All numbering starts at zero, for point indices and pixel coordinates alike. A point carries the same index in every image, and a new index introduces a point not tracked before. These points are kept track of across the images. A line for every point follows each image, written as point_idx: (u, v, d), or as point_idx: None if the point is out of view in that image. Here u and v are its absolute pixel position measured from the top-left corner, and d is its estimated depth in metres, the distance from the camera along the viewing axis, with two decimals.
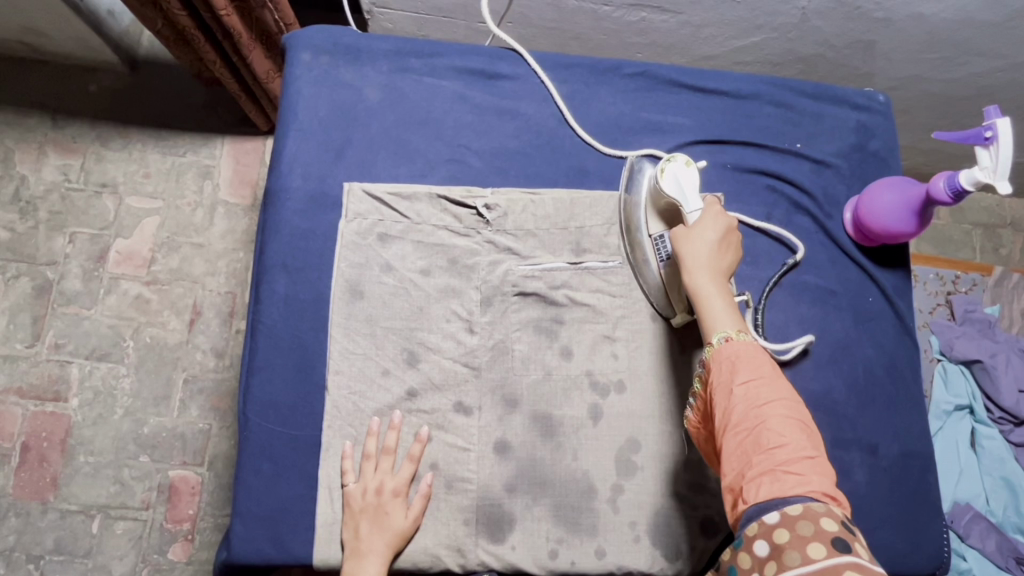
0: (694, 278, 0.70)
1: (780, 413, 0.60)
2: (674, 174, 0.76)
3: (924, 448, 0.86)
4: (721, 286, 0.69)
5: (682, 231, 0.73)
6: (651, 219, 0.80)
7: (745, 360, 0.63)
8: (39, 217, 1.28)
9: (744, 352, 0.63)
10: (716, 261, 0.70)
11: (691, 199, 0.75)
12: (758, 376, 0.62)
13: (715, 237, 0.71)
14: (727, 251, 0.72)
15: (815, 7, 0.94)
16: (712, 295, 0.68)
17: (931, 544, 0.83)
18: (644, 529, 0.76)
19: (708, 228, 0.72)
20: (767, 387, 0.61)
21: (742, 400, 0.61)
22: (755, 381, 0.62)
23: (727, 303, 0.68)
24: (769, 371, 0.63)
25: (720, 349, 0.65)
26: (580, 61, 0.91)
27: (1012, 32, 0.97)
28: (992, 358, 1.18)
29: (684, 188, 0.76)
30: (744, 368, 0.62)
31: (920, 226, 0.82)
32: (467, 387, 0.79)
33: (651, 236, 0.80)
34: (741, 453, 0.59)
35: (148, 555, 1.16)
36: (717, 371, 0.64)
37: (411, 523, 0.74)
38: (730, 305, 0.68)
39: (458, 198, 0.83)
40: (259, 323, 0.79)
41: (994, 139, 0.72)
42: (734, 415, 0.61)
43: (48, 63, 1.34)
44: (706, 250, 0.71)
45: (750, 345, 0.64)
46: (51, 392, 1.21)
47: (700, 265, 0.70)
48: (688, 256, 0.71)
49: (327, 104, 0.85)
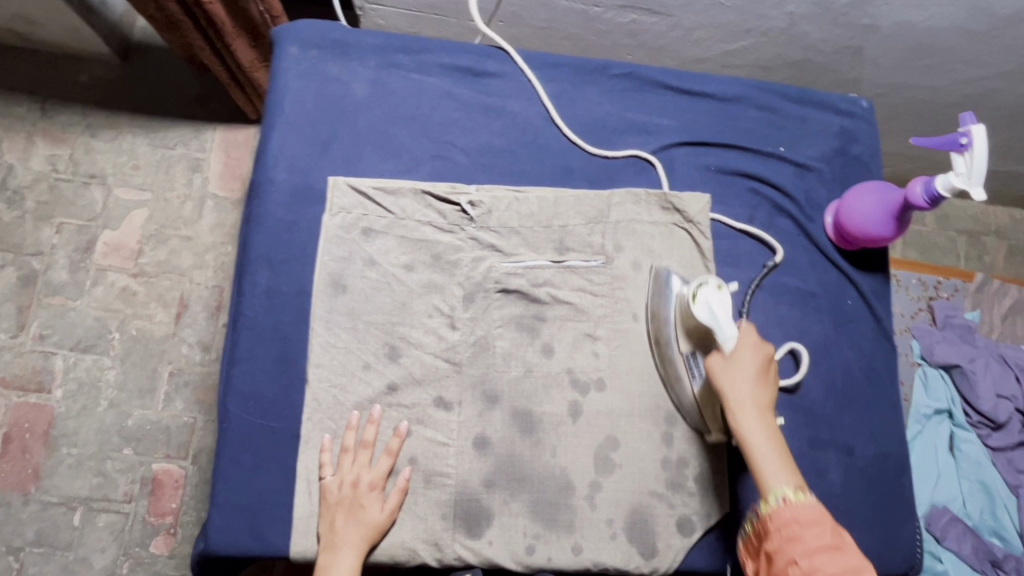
0: (741, 419, 0.70)
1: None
2: (707, 301, 0.74)
3: (900, 450, 0.87)
4: (770, 427, 0.70)
5: (720, 364, 0.72)
6: (680, 338, 0.77)
7: (805, 527, 0.63)
8: (26, 207, 1.28)
9: (804, 518, 0.63)
10: (760, 401, 0.71)
11: (725, 327, 0.73)
12: (821, 547, 0.61)
13: (755, 375, 0.71)
14: (767, 384, 0.72)
15: (803, 12, 0.95)
16: (762, 441, 0.69)
17: (903, 545, 0.84)
18: (621, 526, 0.77)
19: (746, 362, 0.72)
20: (832, 560, 0.61)
21: (805, 571, 0.61)
22: (818, 551, 0.61)
23: (778, 449, 0.69)
24: (831, 540, 0.62)
25: (778, 511, 0.65)
26: (567, 61, 0.92)
27: (996, 42, 0.98)
28: (971, 363, 1.19)
29: (718, 316, 0.73)
30: (807, 538, 0.62)
31: (898, 231, 0.83)
32: (448, 383, 0.79)
33: (682, 353, 0.77)
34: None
35: (130, 548, 1.16)
36: (777, 536, 0.64)
37: (388, 516, 0.74)
38: (780, 451, 0.69)
39: (443, 194, 0.83)
40: (241, 315, 0.79)
41: (969, 146, 0.73)
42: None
43: (39, 52, 1.34)
44: (749, 388, 0.71)
45: (810, 506, 0.64)
46: (35, 383, 1.21)
47: (746, 404, 0.70)
48: (733, 395, 0.71)
49: (315, 97, 0.85)
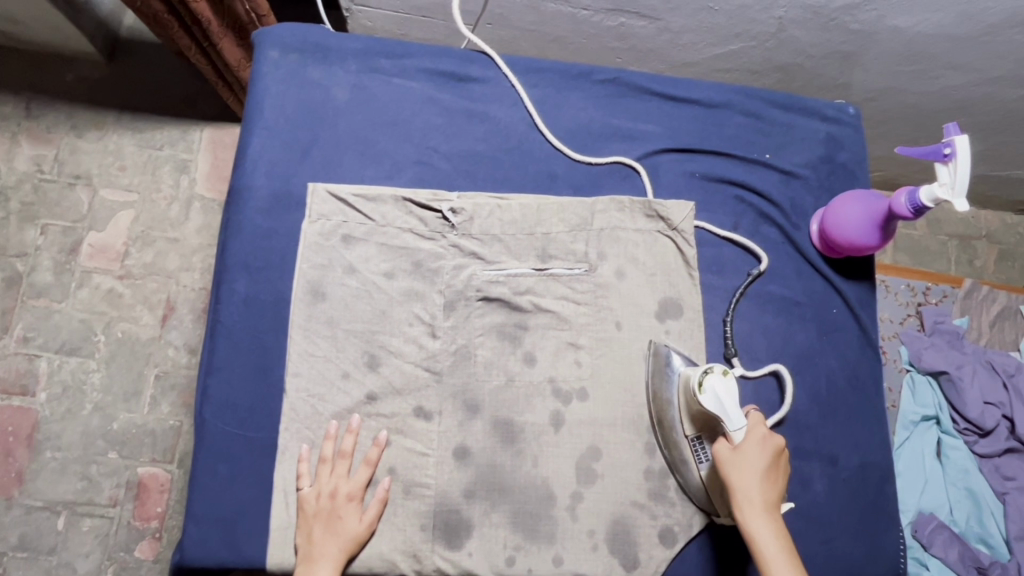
0: (749, 516, 0.70)
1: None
2: (713, 390, 0.73)
3: (884, 460, 0.86)
4: (777, 525, 0.70)
5: (728, 454, 0.73)
6: (686, 423, 0.78)
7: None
8: (11, 208, 1.26)
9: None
10: (767, 496, 0.71)
11: (733, 417, 0.73)
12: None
13: (763, 469, 0.72)
14: (775, 478, 0.72)
15: (792, 17, 0.94)
16: (769, 539, 0.69)
17: (887, 556, 0.83)
18: (602, 537, 0.76)
19: (754, 454, 0.72)
20: None
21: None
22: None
23: (785, 549, 0.68)
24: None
25: None
26: (552, 66, 0.91)
27: (985, 47, 0.97)
28: (959, 370, 1.19)
29: (725, 405, 0.73)
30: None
31: (883, 240, 0.83)
32: (428, 392, 0.78)
33: (688, 438, 0.78)
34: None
35: (114, 553, 1.15)
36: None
37: (367, 527, 0.73)
38: (788, 550, 0.68)
39: (424, 201, 0.82)
40: (218, 323, 0.78)
41: (953, 156, 0.73)
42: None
43: (23, 51, 1.32)
44: (756, 483, 0.71)
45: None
46: (18, 386, 1.20)
47: (753, 501, 0.71)
48: (740, 489, 0.71)
49: (295, 102, 0.84)
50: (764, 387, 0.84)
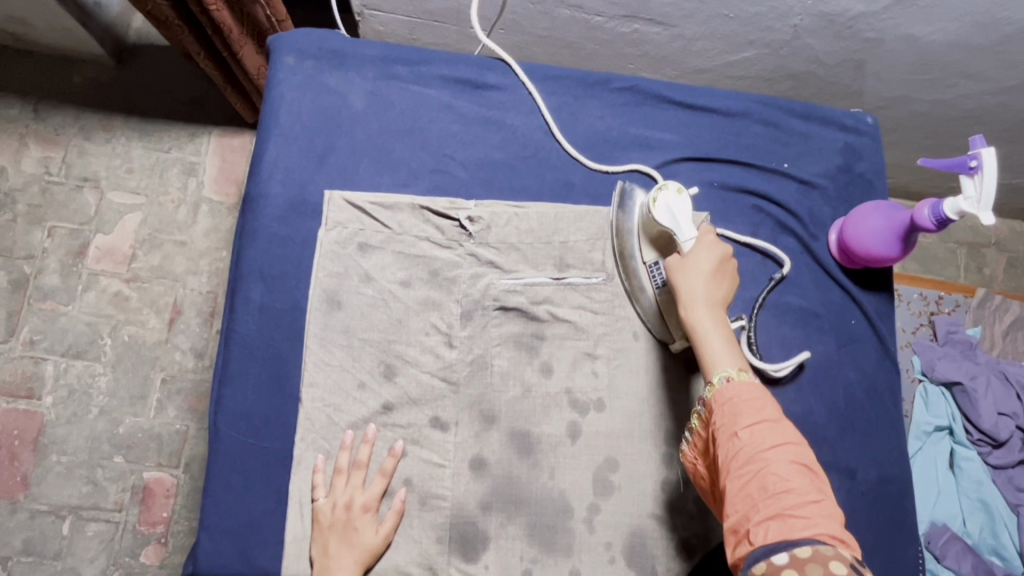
0: (690, 310, 0.70)
1: (783, 456, 0.59)
2: (667, 205, 0.77)
3: (903, 473, 0.85)
4: (721, 319, 0.70)
5: (677, 262, 0.74)
6: (645, 248, 0.80)
7: (745, 400, 0.63)
8: (18, 210, 1.26)
9: (746, 394, 0.63)
10: (712, 293, 0.71)
11: (684, 229, 0.76)
12: (761, 419, 0.62)
13: (709, 268, 0.72)
14: (722, 280, 0.72)
15: (807, 25, 0.94)
16: (710, 327, 0.69)
17: (905, 568, 0.82)
18: (620, 550, 0.75)
19: (703, 257, 0.73)
20: (771, 432, 0.61)
21: (745, 443, 0.61)
22: (759, 424, 0.61)
23: (726, 336, 0.69)
24: (770, 413, 0.62)
25: (721, 390, 0.65)
26: (569, 74, 0.90)
27: (1001, 57, 0.97)
28: (973, 380, 1.18)
29: (677, 217, 0.76)
30: (748, 413, 0.62)
31: (904, 251, 0.83)
32: (444, 402, 0.78)
33: (646, 263, 0.80)
34: (745, 496, 0.58)
35: (120, 558, 1.14)
36: (720, 413, 0.64)
37: (383, 539, 0.72)
38: (729, 338, 0.69)
39: (441, 209, 0.82)
40: (232, 332, 0.77)
41: (979, 169, 0.72)
42: (736, 459, 0.61)
43: (32, 53, 1.32)
44: (702, 281, 0.71)
45: (752, 385, 0.64)
46: (25, 389, 1.19)
47: (697, 298, 0.70)
48: (685, 289, 0.71)
49: (311, 109, 0.83)
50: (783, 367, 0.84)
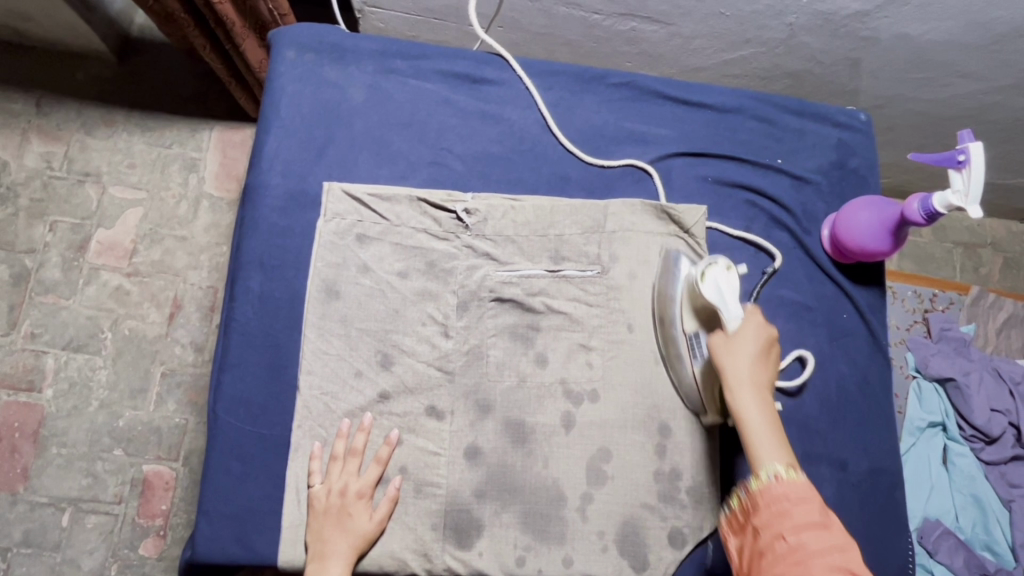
0: (737, 395, 0.68)
1: (831, 563, 0.57)
2: (715, 280, 0.74)
3: (894, 465, 0.86)
4: (766, 406, 0.68)
5: (722, 341, 0.71)
6: (685, 317, 0.76)
7: (793, 502, 0.61)
8: (20, 204, 1.27)
9: (794, 494, 0.62)
10: (758, 378, 0.69)
11: (731, 307, 0.72)
12: (810, 523, 0.60)
13: (756, 353, 0.70)
14: (767, 364, 0.70)
15: (803, 24, 0.95)
16: (756, 415, 0.67)
17: (895, 559, 0.83)
18: (612, 539, 0.76)
19: (749, 338, 0.70)
20: (818, 537, 0.59)
21: (791, 546, 0.59)
22: (807, 527, 0.60)
23: (772, 426, 0.67)
24: (818, 517, 0.60)
25: (767, 486, 0.63)
26: (566, 69, 0.91)
27: (994, 56, 0.98)
28: (966, 377, 1.19)
29: (724, 295, 0.73)
30: (796, 514, 0.61)
31: (895, 246, 0.84)
32: (440, 392, 0.79)
33: (685, 333, 0.76)
34: None
35: (118, 550, 1.15)
36: (765, 511, 0.62)
37: (377, 525, 0.74)
38: (774, 428, 0.67)
39: (438, 201, 0.83)
40: (232, 321, 0.78)
41: (967, 163, 0.73)
42: (781, 559, 0.59)
43: (36, 49, 1.33)
44: (748, 365, 0.69)
45: (800, 484, 0.62)
46: (26, 381, 1.20)
47: (743, 382, 0.68)
48: (731, 371, 0.69)
49: (310, 102, 0.85)
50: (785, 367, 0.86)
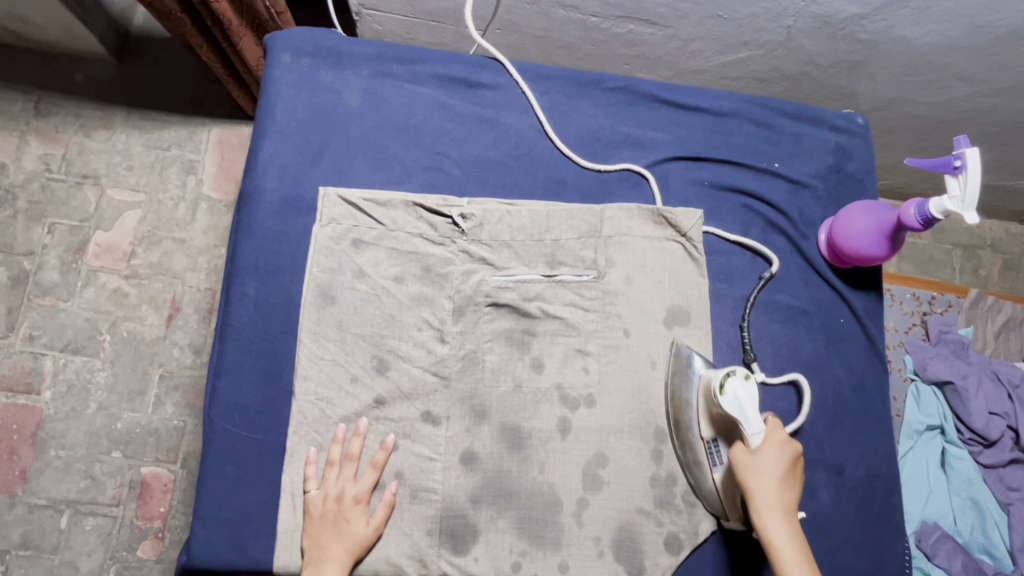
0: (765, 519, 0.71)
1: None
2: (735, 392, 0.73)
3: (890, 470, 0.86)
4: (793, 529, 0.70)
5: (746, 458, 0.73)
6: (703, 424, 0.77)
7: None
8: (18, 206, 1.27)
9: None
10: (784, 499, 0.72)
11: (753, 421, 0.73)
12: None
13: (781, 473, 0.72)
14: (791, 483, 0.73)
15: (800, 27, 0.95)
16: (785, 541, 0.69)
17: (891, 565, 0.83)
18: (608, 544, 0.76)
19: (772, 458, 0.73)
20: None
21: None
22: None
23: (801, 551, 0.69)
24: None
25: None
26: (563, 73, 0.91)
27: (993, 59, 0.98)
28: (964, 380, 1.19)
29: (745, 409, 0.73)
30: None
31: (891, 252, 0.83)
32: (436, 397, 0.79)
33: (704, 439, 0.77)
34: None
35: (116, 553, 1.15)
36: None
37: (374, 531, 0.74)
38: (803, 553, 0.69)
39: (434, 206, 0.83)
40: (227, 325, 0.78)
41: (963, 169, 0.73)
42: None
43: (33, 51, 1.33)
44: (774, 487, 0.72)
45: None
46: (24, 384, 1.20)
47: (771, 504, 0.71)
48: (759, 494, 0.71)
49: (306, 106, 0.84)
50: (781, 394, 0.84)
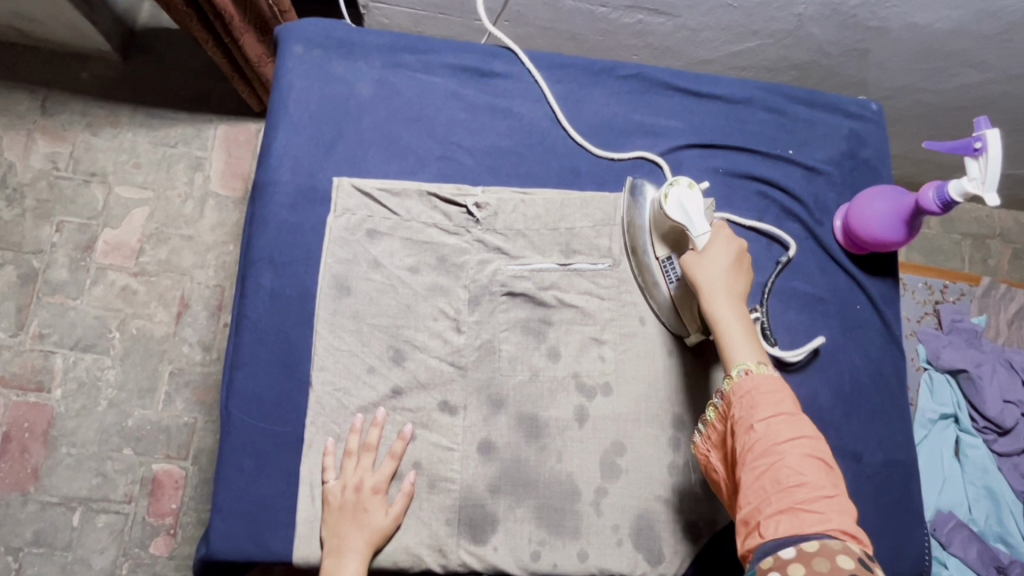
0: (711, 302, 0.71)
1: (798, 450, 0.61)
2: (679, 199, 0.76)
3: (908, 456, 0.86)
4: (739, 311, 0.71)
5: (693, 257, 0.74)
6: (657, 244, 0.80)
7: (764, 394, 0.64)
8: (26, 205, 1.27)
9: (764, 386, 0.65)
10: (731, 284, 0.72)
11: (697, 223, 0.75)
12: (779, 412, 0.63)
13: (728, 262, 0.72)
14: (739, 273, 0.73)
15: (811, 14, 0.94)
16: (730, 320, 0.70)
17: (910, 550, 0.83)
18: (627, 533, 0.76)
19: (719, 251, 0.73)
20: (786, 425, 0.63)
21: (761, 436, 0.63)
22: (775, 417, 0.63)
23: (746, 329, 0.70)
24: (788, 407, 0.64)
25: (740, 383, 0.66)
26: (575, 62, 0.91)
27: (1005, 45, 0.97)
28: (978, 368, 1.18)
29: (690, 213, 0.75)
30: (765, 405, 0.64)
31: (908, 235, 0.83)
32: (452, 386, 0.78)
33: (659, 258, 0.79)
34: (759, 488, 0.61)
35: (129, 549, 1.15)
36: (737, 406, 0.65)
37: (392, 521, 0.73)
38: (748, 330, 0.70)
39: (448, 196, 0.83)
40: (243, 318, 0.78)
41: (983, 151, 0.73)
42: (752, 451, 0.62)
43: (39, 49, 1.33)
44: (721, 274, 0.72)
45: (771, 378, 0.66)
46: (34, 382, 1.20)
47: (717, 289, 0.71)
48: (705, 282, 0.72)
49: (319, 98, 0.84)
50: (798, 378, 0.84)
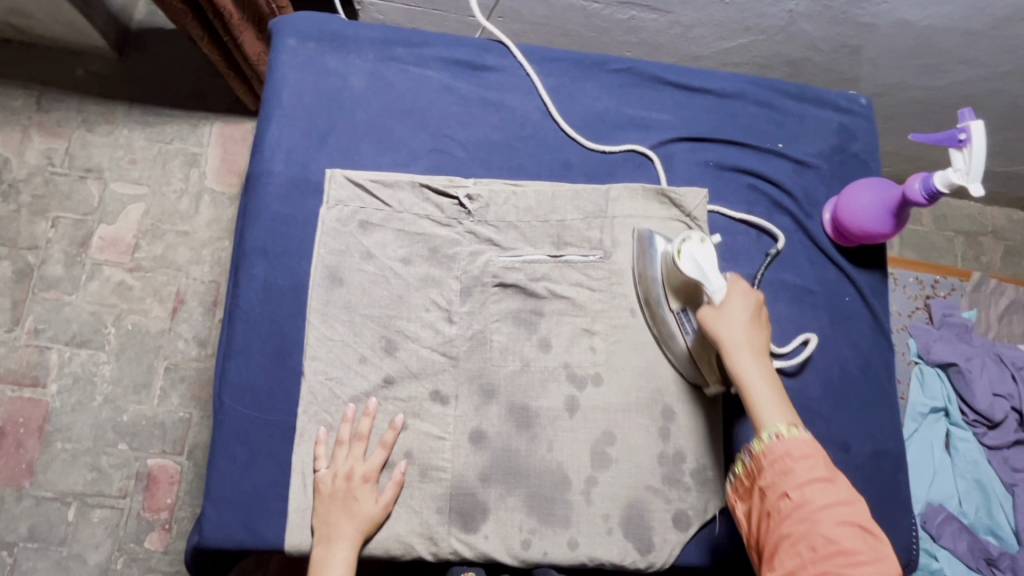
0: (738, 362, 0.72)
1: (835, 517, 0.62)
2: (693, 254, 0.75)
3: (897, 447, 0.87)
4: (764, 368, 0.72)
5: (713, 315, 0.74)
6: (669, 296, 0.78)
7: (797, 459, 0.65)
8: (22, 201, 1.27)
9: (797, 452, 0.66)
10: (753, 340, 0.73)
11: (714, 280, 0.74)
12: (815, 479, 0.64)
13: (748, 319, 0.73)
14: (759, 328, 0.74)
15: (802, 10, 0.95)
16: (757, 380, 0.71)
17: (898, 540, 0.84)
18: (617, 522, 0.77)
19: (739, 307, 0.74)
20: (822, 491, 0.63)
21: (797, 503, 0.63)
22: (810, 483, 0.64)
23: (773, 387, 0.71)
24: (823, 472, 0.65)
25: (771, 446, 0.67)
26: (567, 56, 0.91)
27: (994, 41, 0.98)
28: (968, 362, 1.19)
29: (703, 268, 0.75)
30: (800, 471, 0.65)
31: (896, 227, 0.84)
32: (444, 376, 0.79)
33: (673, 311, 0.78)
34: (794, 554, 0.62)
35: (124, 544, 1.15)
36: (770, 471, 0.66)
37: (383, 509, 0.74)
38: (775, 389, 0.71)
39: (440, 187, 0.83)
40: (236, 307, 0.79)
41: (968, 142, 0.73)
42: (788, 517, 0.63)
43: (35, 45, 1.33)
44: (743, 333, 0.73)
45: (803, 440, 0.67)
46: (30, 377, 1.20)
47: (741, 347, 0.72)
48: (729, 341, 0.72)
49: (312, 90, 0.85)
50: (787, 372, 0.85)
